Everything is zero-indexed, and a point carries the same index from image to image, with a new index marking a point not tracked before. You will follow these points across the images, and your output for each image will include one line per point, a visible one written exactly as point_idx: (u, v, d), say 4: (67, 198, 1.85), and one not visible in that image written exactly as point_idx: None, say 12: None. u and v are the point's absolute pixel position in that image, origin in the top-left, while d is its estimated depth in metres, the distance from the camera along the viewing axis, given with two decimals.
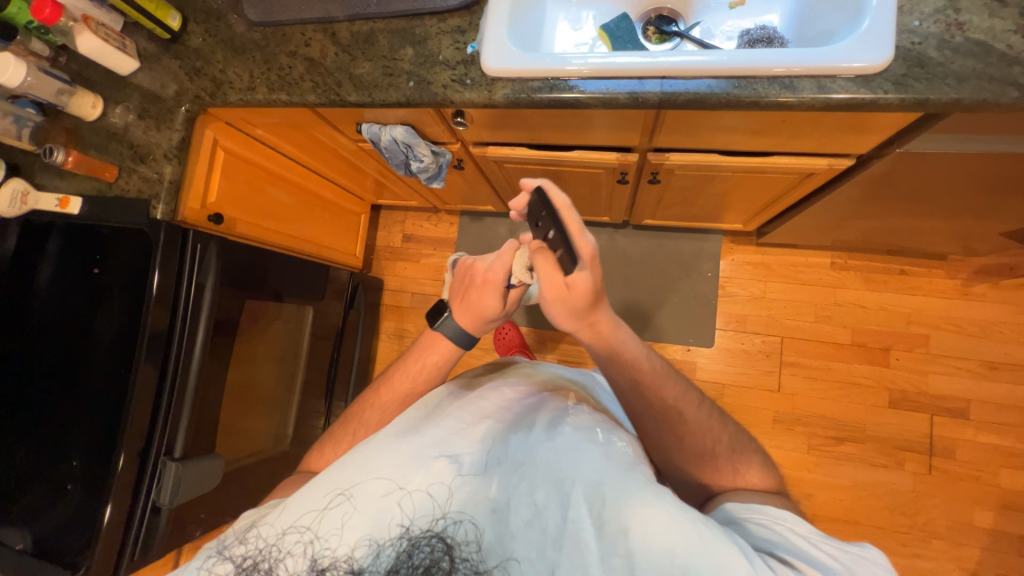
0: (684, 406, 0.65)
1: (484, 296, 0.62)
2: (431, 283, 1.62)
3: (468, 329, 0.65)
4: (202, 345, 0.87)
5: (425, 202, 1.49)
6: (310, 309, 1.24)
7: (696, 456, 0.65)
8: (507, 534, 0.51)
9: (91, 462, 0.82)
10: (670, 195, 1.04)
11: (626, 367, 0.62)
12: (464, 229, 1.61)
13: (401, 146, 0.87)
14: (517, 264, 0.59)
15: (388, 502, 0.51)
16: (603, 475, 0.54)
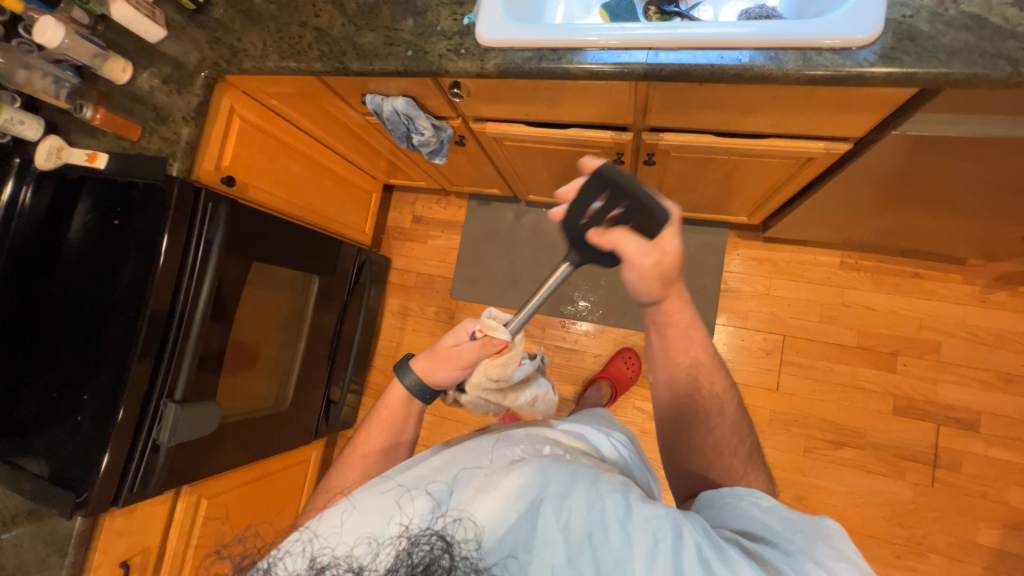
0: (722, 395, 0.70)
1: (451, 342, 0.75)
2: (436, 264, 1.66)
3: (426, 373, 0.75)
4: (207, 299, 0.93)
5: (434, 184, 1.52)
6: (316, 279, 1.29)
7: (713, 448, 0.67)
8: (498, 538, 0.50)
9: (100, 399, 0.88)
10: (670, 180, 1.04)
11: (687, 344, 0.71)
12: (472, 213, 1.63)
13: (403, 118, 0.90)
14: (486, 315, 0.74)
15: (384, 504, 0.54)
16: (571, 485, 0.52)
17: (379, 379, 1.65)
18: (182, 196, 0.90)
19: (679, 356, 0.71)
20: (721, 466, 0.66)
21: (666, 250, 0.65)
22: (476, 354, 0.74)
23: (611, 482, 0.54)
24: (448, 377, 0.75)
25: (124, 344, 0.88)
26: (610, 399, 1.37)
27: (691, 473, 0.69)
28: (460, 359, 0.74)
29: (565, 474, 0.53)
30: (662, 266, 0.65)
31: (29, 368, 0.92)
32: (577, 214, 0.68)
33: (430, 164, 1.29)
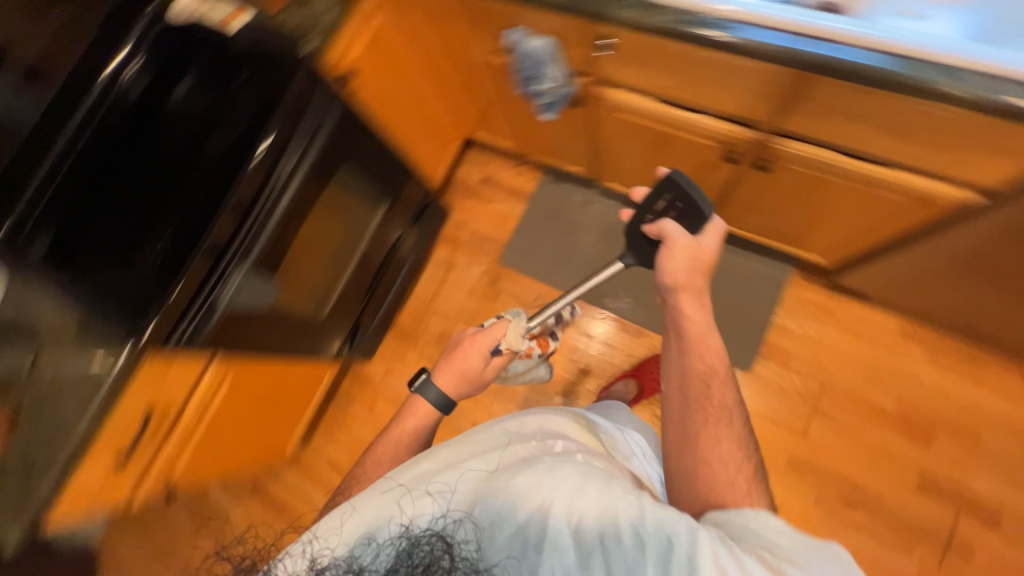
0: (730, 410, 0.74)
1: (473, 358, 0.88)
2: (492, 228, 1.67)
3: (451, 389, 0.87)
4: (298, 180, 0.98)
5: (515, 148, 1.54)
6: (382, 203, 1.32)
7: (715, 460, 0.69)
8: (498, 541, 0.56)
9: (174, 246, 0.88)
10: (765, 195, 1.04)
11: (703, 353, 0.77)
12: (541, 187, 1.65)
13: (540, 59, 0.93)
14: (511, 334, 0.88)
15: (390, 507, 0.61)
16: (577, 487, 0.58)
17: (407, 321, 1.65)
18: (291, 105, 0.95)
19: (696, 363, 0.77)
20: (721, 479, 0.67)
21: (708, 243, 0.82)
22: (500, 362, 0.90)
23: (625, 492, 0.58)
24: (474, 386, 0.90)
25: (208, 205, 0.89)
26: (635, 398, 1.38)
27: (691, 483, 0.70)
28: (485, 368, 0.88)
29: (574, 479, 0.60)
30: (699, 257, 0.81)
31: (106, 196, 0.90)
32: (643, 209, 0.87)
33: (527, 123, 1.30)
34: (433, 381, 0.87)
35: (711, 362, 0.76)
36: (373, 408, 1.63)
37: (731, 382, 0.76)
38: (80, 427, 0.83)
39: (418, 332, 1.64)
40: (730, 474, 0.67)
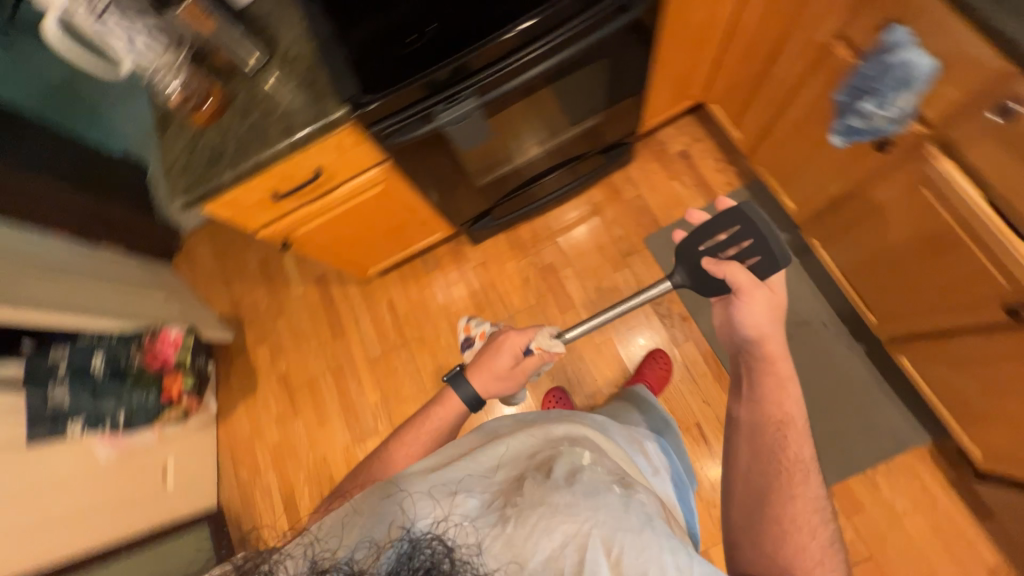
0: (809, 468, 0.67)
1: (500, 358, 0.89)
2: (658, 203, 1.55)
3: (485, 390, 0.88)
4: (575, 50, 0.89)
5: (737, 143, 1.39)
6: (595, 116, 1.25)
7: (787, 525, 0.63)
8: (507, 555, 0.53)
9: (438, 38, 0.82)
10: (990, 369, 0.91)
11: (781, 400, 0.70)
12: (734, 199, 1.49)
13: (898, 78, 0.78)
14: (540, 338, 0.89)
15: (389, 511, 0.58)
16: (612, 520, 0.53)
17: (526, 233, 1.62)
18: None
19: (773, 417, 0.70)
20: (793, 546, 0.61)
21: (779, 290, 0.75)
22: (532, 364, 0.92)
23: (669, 538, 0.54)
24: (505, 386, 0.91)
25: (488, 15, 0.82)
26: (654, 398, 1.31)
27: (755, 543, 0.64)
28: (517, 369, 0.90)
29: (615, 507, 0.55)
30: (768, 307, 0.74)
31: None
32: (698, 237, 0.81)
33: (786, 131, 1.14)
34: (465, 379, 0.89)
35: (790, 416, 0.70)
36: (451, 285, 1.66)
37: (808, 436, 0.69)
38: (275, 142, 0.85)
39: (529, 249, 1.61)
40: (804, 544, 0.61)
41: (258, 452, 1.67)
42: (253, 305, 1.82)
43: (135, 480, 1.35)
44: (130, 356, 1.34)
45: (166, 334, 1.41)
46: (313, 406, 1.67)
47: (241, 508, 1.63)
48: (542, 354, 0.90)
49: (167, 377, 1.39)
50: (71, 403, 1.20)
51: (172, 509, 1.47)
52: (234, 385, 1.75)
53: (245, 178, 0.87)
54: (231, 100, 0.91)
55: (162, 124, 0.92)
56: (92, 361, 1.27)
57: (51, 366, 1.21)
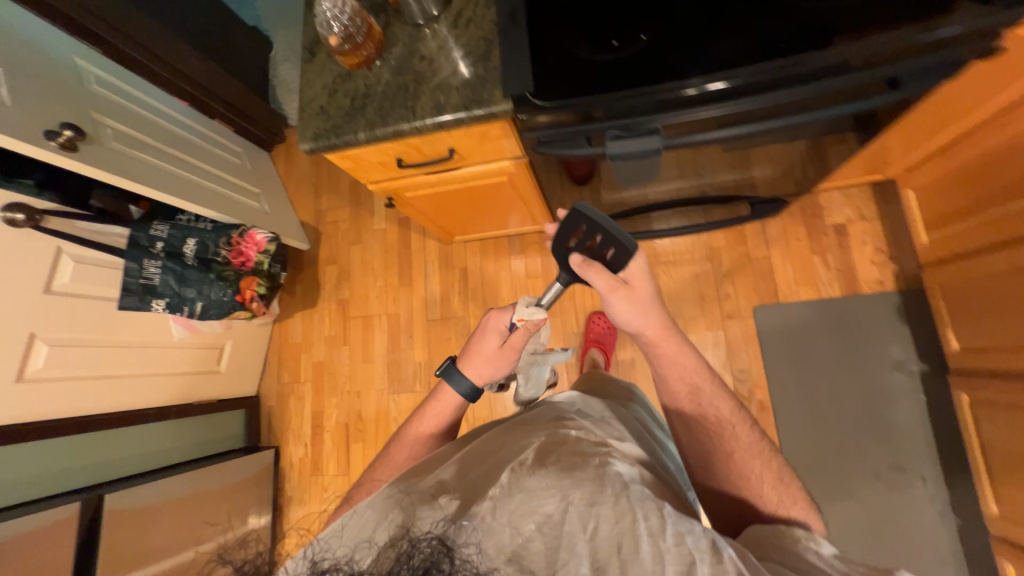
0: (736, 422, 0.67)
1: (488, 340, 0.83)
2: (786, 274, 1.35)
3: (483, 375, 0.82)
4: (806, 118, 0.67)
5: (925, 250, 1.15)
6: (770, 170, 1.04)
7: (739, 482, 0.64)
8: (504, 542, 0.46)
9: (644, 62, 0.66)
10: None
11: (682, 374, 0.69)
12: (878, 303, 1.27)
13: None
14: (524, 308, 0.82)
15: (390, 504, 0.51)
16: (602, 498, 0.48)
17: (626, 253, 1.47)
18: (826, 48, 0.60)
19: (687, 398, 0.69)
20: (753, 500, 0.63)
21: (641, 278, 0.70)
22: (522, 339, 0.83)
23: (646, 504, 0.48)
24: (501, 369, 0.83)
25: (705, 39, 0.64)
26: (608, 362, 1.39)
27: (726, 501, 0.65)
28: (505, 349, 0.82)
29: (598, 478, 0.50)
30: (637, 302, 0.69)
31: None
32: (560, 243, 0.72)
33: (1003, 270, 0.91)
34: (459, 372, 0.81)
35: (700, 387, 0.69)
36: (528, 277, 1.57)
37: (719, 394, 0.69)
38: (421, 116, 0.75)
39: None
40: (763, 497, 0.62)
41: (302, 363, 1.75)
42: (334, 223, 1.83)
43: (192, 358, 1.47)
44: (218, 248, 1.35)
45: (253, 234, 1.41)
46: (362, 342, 1.70)
47: (275, 406, 1.73)
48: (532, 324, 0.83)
49: (246, 277, 1.39)
50: (159, 283, 1.23)
51: (219, 389, 1.59)
52: (297, 294, 1.80)
53: (378, 142, 0.79)
54: (388, 48, 0.80)
55: (310, 51, 0.84)
56: (185, 246, 1.29)
57: (150, 241, 1.24)
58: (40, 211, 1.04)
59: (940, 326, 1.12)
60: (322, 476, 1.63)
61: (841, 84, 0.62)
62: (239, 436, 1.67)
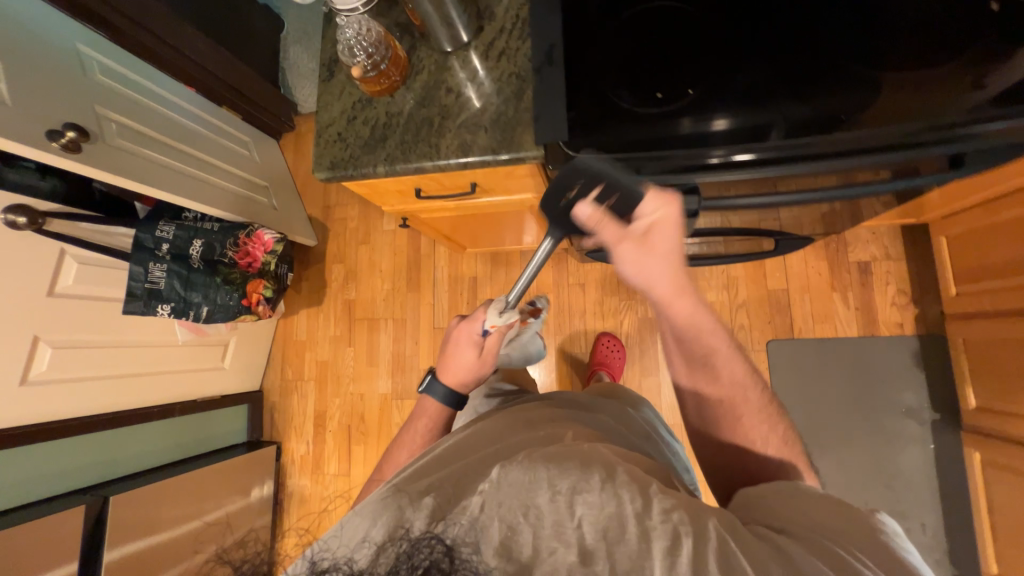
0: (750, 387, 0.60)
1: (457, 349, 0.84)
2: (803, 309, 1.32)
3: (458, 385, 0.84)
4: (844, 186, 0.63)
5: (952, 300, 1.12)
6: (798, 214, 1.01)
7: (744, 447, 0.58)
8: (498, 531, 0.44)
9: (687, 121, 0.62)
10: None
11: (700, 336, 0.58)
12: (894, 346, 1.25)
13: None
14: (489, 313, 0.82)
15: (385, 511, 0.48)
16: (586, 477, 0.47)
17: None
18: (878, 127, 0.58)
19: (700, 356, 0.60)
20: (758, 463, 0.57)
21: (669, 221, 0.54)
22: (495, 343, 0.85)
23: (632, 487, 0.46)
24: (479, 374, 0.86)
25: (755, 104, 0.62)
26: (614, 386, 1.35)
27: (725, 461, 0.60)
28: (482, 357, 0.84)
29: (576, 463, 0.49)
30: (657, 254, 0.55)
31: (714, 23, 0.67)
32: (553, 197, 0.62)
33: None
34: (436, 384, 0.85)
35: (715, 347, 0.59)
36: (539, 291, 1.54)
37: (736, 359, 0.60)
38: (445, 154, 0.71)
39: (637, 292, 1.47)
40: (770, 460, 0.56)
41: (306, 361, 1.74)
42: (343, 220, 1.78)
43: (195, 356, 1.45)
44: (225, 249, 1.31)
45: (260, 235, 1.38)
46: (367, 344, 1.69)
47: (277, 402, 1.73)
48: (499, 329, 0.83)
49: (253, 280, 1.37)
50: (165, 288, 1.21)
51: (222, 385, 1.58)
52: (303, 291, 1.78)
53: (398, 176, 0.75)
54: (412, 74, 0.75)
55: (328, 70, 0.79)
56: (191, 247, 1.24)
57: (155, 242, 1.20)
58: (43, 213, 1.01)
59: (959, 381, 1.10)
60: (323, 474, 1.65)
61: (880, 163, 0.58)
62: (242, 430, 1.67)
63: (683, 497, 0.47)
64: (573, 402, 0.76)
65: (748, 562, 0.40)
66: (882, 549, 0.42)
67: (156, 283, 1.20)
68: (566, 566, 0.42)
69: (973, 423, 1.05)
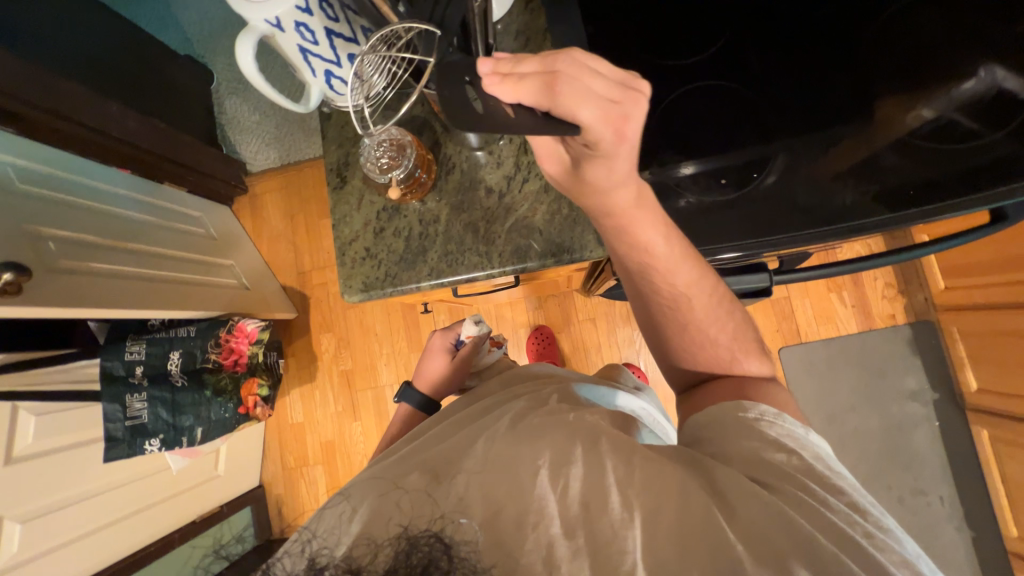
0: (703, 287, 0.56)
1: (434, 359, 0.98)
2: (807, 311, 1.37)
3: (433, 392, 0.97)
4: (878, 261, 0.68)
5: (943, 293, 1.25)
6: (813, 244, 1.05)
7: (697, 349, 0.57)
8: (485, 508, 0.45)
9: (737, 202, 0.67)
10: None
11: (639, 251, 0.53)
12: (890, 337, 1.34)
13: None
14: (466, 327, 0.98)
15: (378, 498, 0.48)
16: (570, 452, 0.48)
17: None
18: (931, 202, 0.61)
19: (658, 262, 0.53)
20: (703, 359, 0.57)
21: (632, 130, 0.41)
22: (467, 355, 0.96)
23: (614, 455, 0.47)
24: (450, 383, 0.96)
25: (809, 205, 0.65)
26: None
27: (672, 357, 0.59)
28: (453, 364, 0.96)
29: (561, 437, 0.50)
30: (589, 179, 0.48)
31: (739, 100, 0.70)
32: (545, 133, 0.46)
33: None
34: (411, 389, 0.98)
35: (668, 252, 0.53)
36: (551, 330, 1.52)
37: (684, 261, 0.54)
38: (501, 263, 0.65)
39: None
40: (718, 358, 0.55)
41: (307, 445, 1.59)
42: (323, 285, 1.65)
43: (183, 474, 1.29)
44: (206, 353, 1.22)
45: (242, 327, 1.26)
46: (374, 415, 1.57)
47: (283, 493, 1.58)
48: (473, 342, 0.97)
49: (245, 381, 1.29)
50: (150, 420, 1.12)
51: (218, 494, 1.41)
52: (291, 368, 1.62)
53: (444, 286, 0.68)
54: (441, 174, 0.68)
55: (340, 176, 0.70)
56: (168, 363, 1.15)
57: (127, 368, 1.10)
58: None
59: (988, 366, 1.18)
60: None
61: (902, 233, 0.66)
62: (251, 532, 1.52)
63: (654, 454, 0.48)
64: (557, 376, 0.81)
65: (725, 516, 0.41)
66: (824, 484, 0.43)
67: (138, 416, 1.10)
68: (551, 541, 0.43)
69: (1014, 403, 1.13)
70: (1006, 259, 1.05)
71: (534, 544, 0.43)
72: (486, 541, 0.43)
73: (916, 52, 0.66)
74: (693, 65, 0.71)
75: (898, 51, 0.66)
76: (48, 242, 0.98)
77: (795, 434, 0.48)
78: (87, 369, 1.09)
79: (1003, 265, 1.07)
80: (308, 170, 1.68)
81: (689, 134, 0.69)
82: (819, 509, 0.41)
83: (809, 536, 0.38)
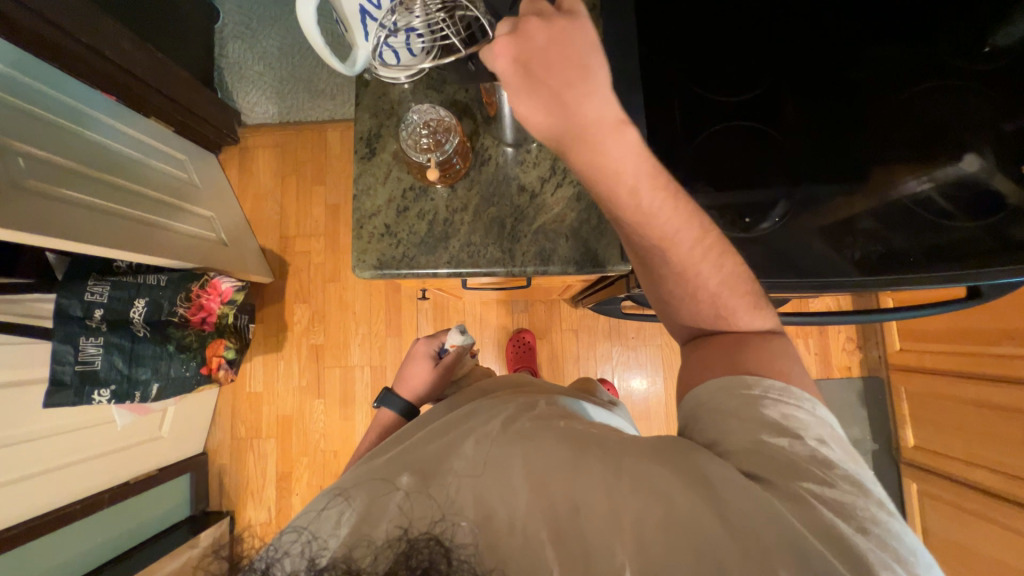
0: (683, 237, 0.50)
1: (416, 365, 0.95)
2: None
3: (414, 399, 0.94)
4: (878, 314, 0.73)
5: (896, 354, 1.36)
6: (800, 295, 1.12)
7: (682, 300, 0.53)
8: (479, 510, 0.45)
9: (750, 240, 0.70)
10: None
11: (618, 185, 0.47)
12: (843, 386, 1.45)
13: None
14: (449, 334, 0.95)
15: (374, 499, 0.48)
16: (561, 456, 0.48)
17: (631, 323, 1.49)
18: (934, 271, 0.65)
19: (631, 219, 0.49)
20: (690, 311, 0.54)
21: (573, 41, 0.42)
22: (451, 360, 0.95)
23: (602, 461, 0.47)
24: (434, 388, 0.94)
25: (816, 254, 0.68)
26: None
27: (668, 309, 0.55)
28: (437, 369, 0.95)
29: (551, 441, 0.50)
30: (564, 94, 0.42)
31: (767, 143, 0.73)
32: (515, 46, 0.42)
33: (1007, 397, 1.06)
34: (393, 394, 0.94)
35: (643, 206, 0.48)
36: (533, 335, 1.53)
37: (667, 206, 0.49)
38: (523, 262, 0.65)
39: (628, 336, 1.52)
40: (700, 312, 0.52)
41: (262, 416, 1.51)
42: (306, 253, 1.58)
43: (126, 433, 1.21)
44: (174, 306, 1.16)
45: (217, 284, 1.23)
46: (340, 394, 1.52)
47: (228, 464, 1.49)
48: (456, 349, 0.94)
49: (211, 342, 1.26)
50: (103, 367, 1.03)
51: (160, 456, 1.33)
52: (258, 333, 1.54)
53: (460, 276, 0.68)
54: (475, 166, 0.67)
55: (368, 147, 0.68)
56: (132, 310, 1.08)
57: (85, 309, 1.01)
58: None
59: (926, 425, 1.29)
60: None
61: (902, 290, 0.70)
62: (184, 503, 1.42)
63: (643, 452, 0.47)
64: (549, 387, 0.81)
65: (716, 518, 0.40)
66: (830, 470, 0.42)
67: (91, 362, 1.01)
68: (540, 545, 0.43)
69: (941, 461, 1.25)
70: (959, 333, 1.16)
71: (523, 546, 0.43)
72: (485, 543, 0.43)
73: (930, 130, 0.71)
74: (728, 105, 0.74)
75: (918, 130, 0.71)
76: (17, 158, 0.90)
77: (798, 413, 0.46)
78: (39, 304, 1.00)
79: (956, 337, 1.17)
80: (308, 132, 1.61)
81: (716, 170, 0.73)
82: (810, 501, 0.40)
83: (800, 537, 0.38)
